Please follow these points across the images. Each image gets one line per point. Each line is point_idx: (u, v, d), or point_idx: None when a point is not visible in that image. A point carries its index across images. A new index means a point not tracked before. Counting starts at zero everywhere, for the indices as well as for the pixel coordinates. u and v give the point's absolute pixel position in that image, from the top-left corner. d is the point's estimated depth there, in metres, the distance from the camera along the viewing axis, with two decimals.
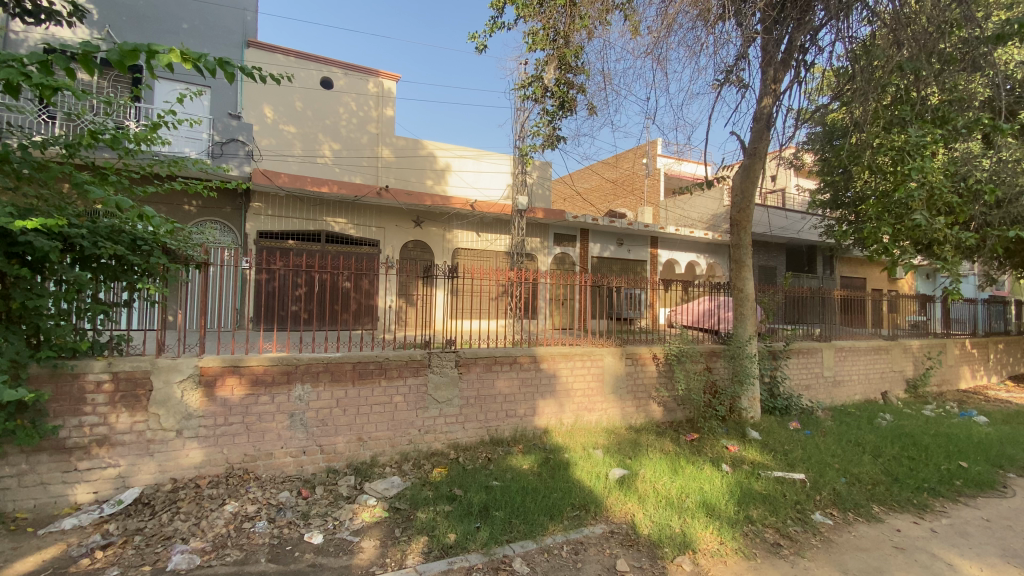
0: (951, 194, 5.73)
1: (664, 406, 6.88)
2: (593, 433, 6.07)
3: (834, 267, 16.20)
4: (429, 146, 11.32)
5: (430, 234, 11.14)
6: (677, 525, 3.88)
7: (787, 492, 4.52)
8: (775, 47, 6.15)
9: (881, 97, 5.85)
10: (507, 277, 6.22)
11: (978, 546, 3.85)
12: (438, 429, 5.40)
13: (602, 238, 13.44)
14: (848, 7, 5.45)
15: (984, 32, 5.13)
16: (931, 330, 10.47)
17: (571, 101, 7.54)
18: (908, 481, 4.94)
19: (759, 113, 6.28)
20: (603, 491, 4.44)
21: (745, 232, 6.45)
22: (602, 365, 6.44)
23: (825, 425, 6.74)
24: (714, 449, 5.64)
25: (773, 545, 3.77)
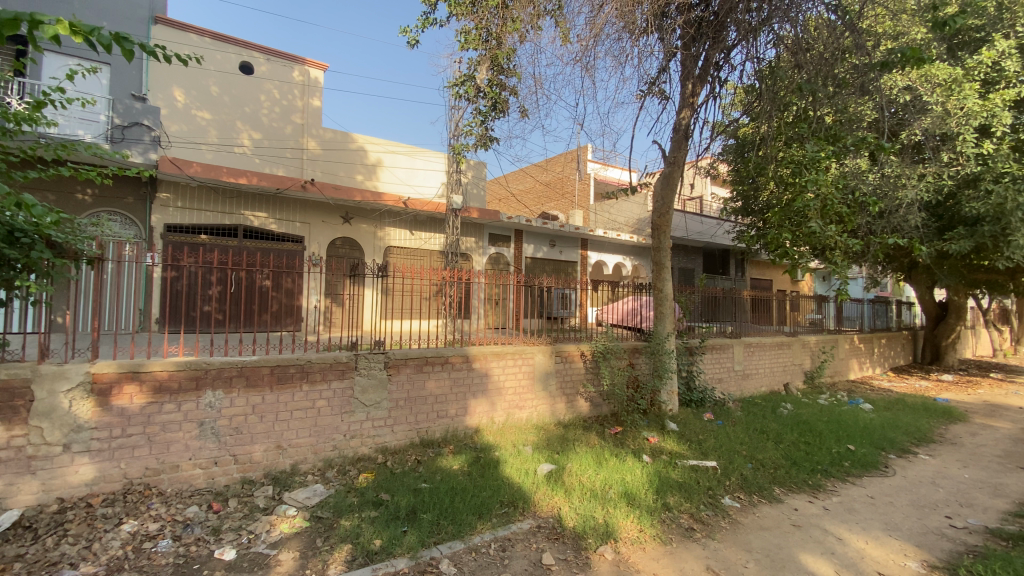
0: (841, 205, 6.37)
1: (592, 402, 7.11)
2: (523, 430, 6.14)
3: (745, 269, 17.58)
4: (358, 140, 10.94)
5: (360, 231, 10.77)
6: (600, 516, 4.02)
7: (701, 479, 4.83)
8: (693, 62, 6.56)
9: (785, 114, 6.41)
10: (440, 277, 6.17)
11: (863, 521, 4.32)
12: (365, 434, 5.24)
13: (535, 239, 13.65)
14: (755, 30, 5.91)
15: (871, 60, 5.75)
16: (826, 327, 11.62)
17: (503, 103, 7.57)
18: (805, 464, 5.45)
19: (678, 124, 6.66)
20: (531, 486, 4.52)
21: (666, 236, 6.81)
22: (533, 363, 6.55)
23: (734, 416, 7.28)
24: (636, 441, 5.91)
25: (687, 530, 4.02)
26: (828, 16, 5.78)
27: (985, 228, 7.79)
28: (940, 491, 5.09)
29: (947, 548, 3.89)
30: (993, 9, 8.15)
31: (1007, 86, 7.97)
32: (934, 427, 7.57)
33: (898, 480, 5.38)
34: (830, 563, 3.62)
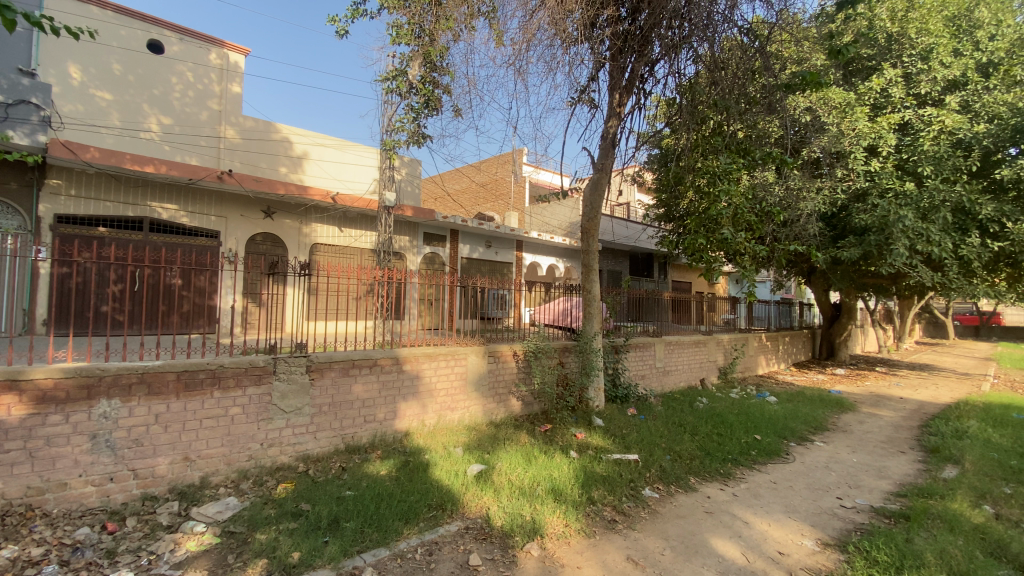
0: (751, 214, 6.88)
1: (523, 401, 7.20)
2: (454, 431, 6.10)
3: (668, 272, 18.61)
4: (283, 130, 10.37)
5: (284, 226, 10.22)
6: (528, 513, 4.08)
7: (624, 472, 5.04)
8: (620, 73, 6.86)
9: (702, 128, 6.86)
10: (371, 276, 6.00)
11: (767, 505, 4.71)
12: (284, 441, 4.98)
13: (470, 239, 13.62)
14: (677, 47, 6.28)
15: (777, 81, 6.26)
16: (738, 326, 12.55)
17: (436, 100, 7.50)
18: (717, 454, 5.84)
19: (606, 132, 6.93)
20: (460, 488, 4.50)
21: (594, 239, 7.05)
22: (465, 364, 6.51)
23: (656, 410, 7.67)
24: (564, 437, 6.06)
25: (610, 522, 4.18)
26: (741, 38, 6.25)
27: (871, 237, 8.73)
28: (832, 474, 5.66)
29: (838, 526, 4.32)
30: (884, 40, 9.21)
31: (892, 110, 8.99)
32: (829, 417, 8.40)
33: (798, 465, 5.92)
34: (738, 545, 3.90)
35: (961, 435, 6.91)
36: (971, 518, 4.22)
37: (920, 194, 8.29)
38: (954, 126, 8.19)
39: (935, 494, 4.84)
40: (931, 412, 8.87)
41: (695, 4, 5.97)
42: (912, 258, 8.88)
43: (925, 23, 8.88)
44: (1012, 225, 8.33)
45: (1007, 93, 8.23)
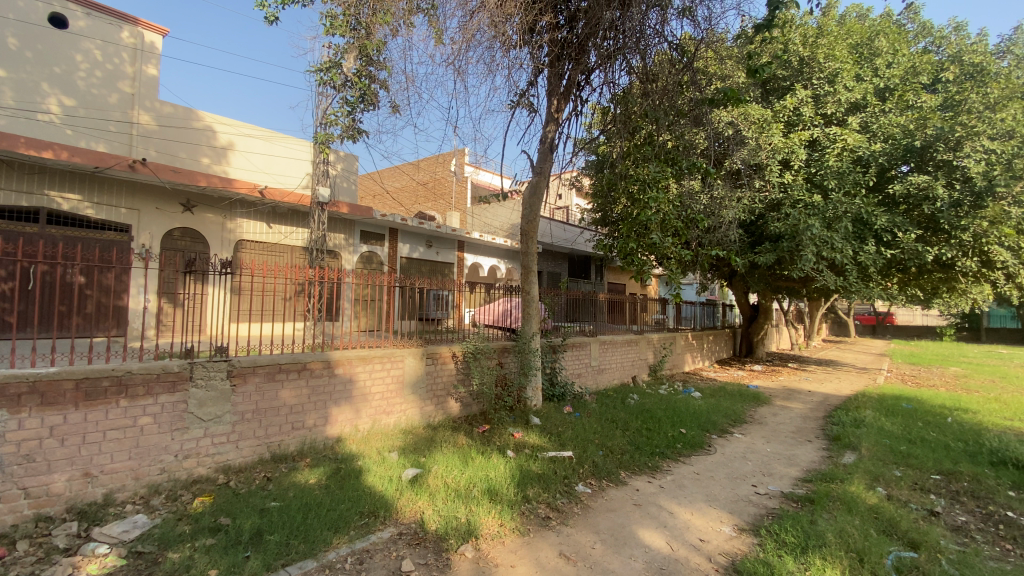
0: (677, 220, 7.28)
1: (461, 402, 7.16)
2: (389, 436, 5.96)
3: (604, 274, 19.27)
4: (205, 119, 9.70)
5: (205, 222, 9.56)
6: (463, 515, 4.07)
7: (558, 469, 5.15)
8: (558, 80, 7.02)
9: (634, 137, 7.15)
10: (303, 276, 5.75)
11: (690, 495, 4.99)
12: (202, 452, 4.66)
13: (410, 239, 13.39)
14: (611, 59, 6.54)
15: (702, 95, 6.66)
16: (667, 326, 13.22)
17: (372, 95, 7.37)
18: (646, 448, 6.11)
19: (544, 137, 7.07)
20: (394, 493, 4.41)
21: (533, 241, 7.15)
22: (402, 367, 6.39)
23: (590, 408, 7.90)
24: (501, 438, 6.09)
25: (544, 519, 4.27)
26: (670, 53, 6.60)
27: (784, 244, 9.47)
28: (749, 463, 6.09)
29: (752, 512, 4.66)
30: (796, 63, 10.04)
31: (803, 127, 9.80)
32: (747, 410, 9.04)
33: (719, 456, 6.31)
34: (663, 535, 4.11)
35: (859, 424, 7.66)
36: (865, 499, 4.70)
37: (825, 205, 9.13)
38: (854, 144, 9.07)
39: (836, 478, 5.34)
40: (834, 404, 9.76)
41: (628, 17, 6.25)
42: (818, 264, 9.72)
43: (831, 49, 9.75)
44: (901, 235, 9.34)
45: (898, 117, 9.21)
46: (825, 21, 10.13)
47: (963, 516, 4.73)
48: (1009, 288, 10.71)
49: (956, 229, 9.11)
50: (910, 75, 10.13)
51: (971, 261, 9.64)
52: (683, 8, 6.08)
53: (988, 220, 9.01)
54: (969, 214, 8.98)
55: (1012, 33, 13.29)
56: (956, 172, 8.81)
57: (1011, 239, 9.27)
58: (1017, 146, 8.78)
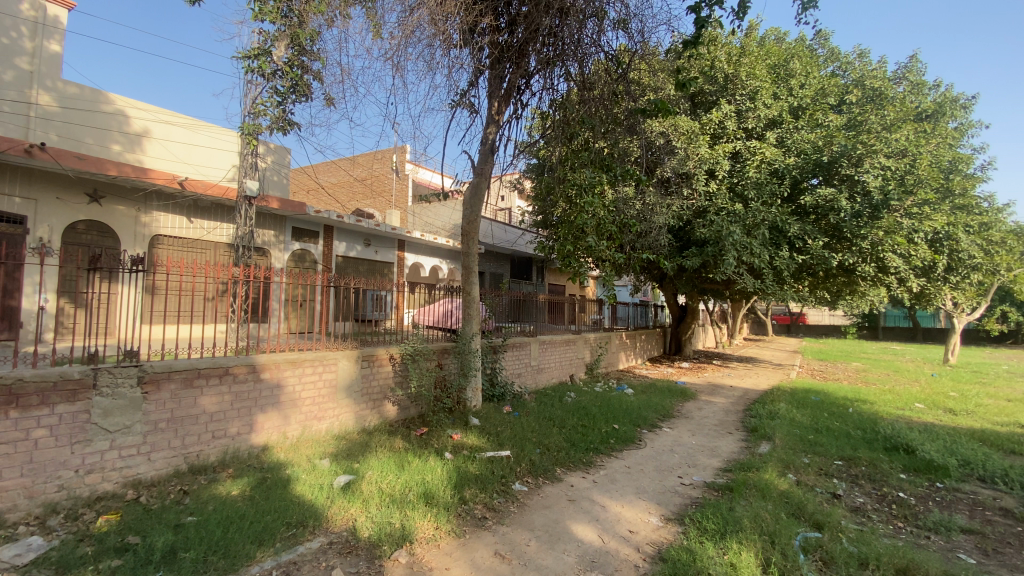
0: (611, 224, 7.56)
1: (399, 405, 7.01)
2: (321, 442, 5.73)
3: (544, 275, 19.62)
4: (116, 102, 8.89)
5: (115, 215, 8.76)
6: (397, 520, 4.00)
7: (496, 469, 5.18)
8: (499, 83, 7.08)
9: (572, 143, 7.35)
10: (228, 274, 5.42)
11: (621, 488, 5.19)
12: (108, 467, 4.28)
13: (346, 237, 12.96)
14: (550, 65, 6.68)
15: (636, 106, 6.96)
16: (603, 325, 13.70)
17: (305, 85, 7.08)
18: (581, 445, 6.28)
19: (485, 138, 7.09)
20: (325, 502, 4.25)
21: (474, 242, 7.15)
22: (336, 370, 6.17)
23: (529, 407, 8.00)
24: (439, 440, 6.03)
25: (480, 519, 4.28)
26: (608, 63, 6.78)
27: (709, 249, 10.09)
28: (675, 456, 6.43)
29: (678, 502, 4.92)
30: (721, 80, 10.72)
31: (727, 140, 10.45)
32: (675, 405, 9.52)
33: (649, 450, 6.61)
34: (595, 528, 4.25)
35: (773, 416, 8.29)
36: (777, 485, 5.09)
37: (745, 213, 9.80)
38: (771, 157, 9.80)
39: (752, 467, 5.74)
40: (752, 398, 10.51)
41: (566, 25, 6.41)
42: (739, 268, 10.43)
43: (752, 68, 10.49)
44: (810, 242, 10.21)
45: (809, 133, 10.05)
46: (747, 42, 10.87)
47: (861, 498, 5.25)
48: (901, 291, 11.97)
49: (857, 237, 10.07)
50: (820, 96, 11.07)
51: (869, 266, 10.67)
52: (619, 20, 6.30)
53: (883, 230, 10.01)
54: (868, 224, 9.95)
55: (906, 62, 14.87)
56: (857, 186, 9.73)
57: (902, 247, 10.35)
58: (908, 164, 9.81)
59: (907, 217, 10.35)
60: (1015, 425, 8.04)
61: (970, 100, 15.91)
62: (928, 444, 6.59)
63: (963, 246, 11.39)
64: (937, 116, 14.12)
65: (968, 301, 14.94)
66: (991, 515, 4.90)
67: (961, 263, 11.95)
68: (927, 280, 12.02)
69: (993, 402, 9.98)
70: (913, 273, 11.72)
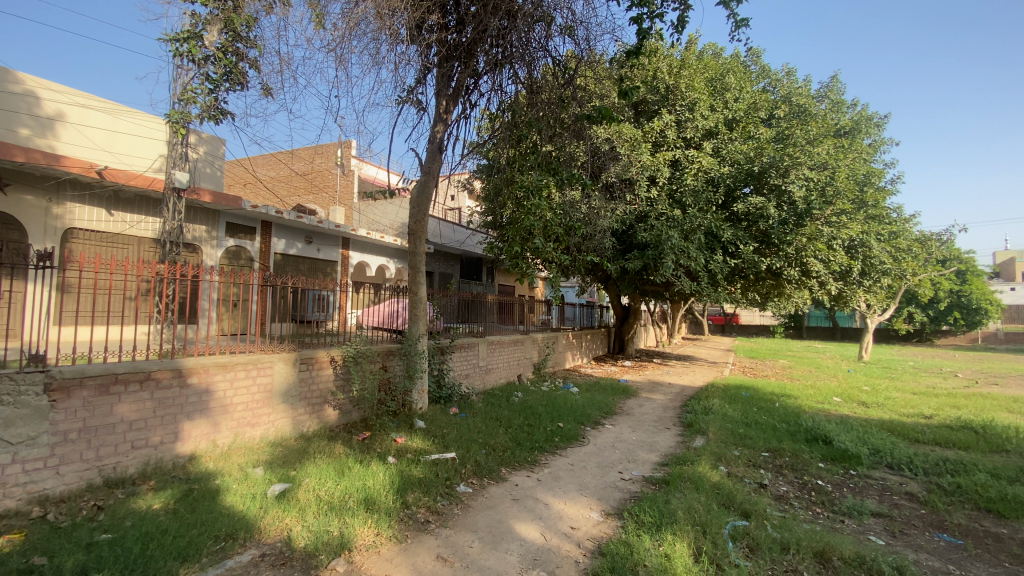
0: (557, 227, 7.69)
1: (340, 409, 6.78)
2: (255, 450, 5.45)
3: (493, 276, 19.67)
4: (25, 81, 8.08)
5: (22, 205, 7.94)
6: (335, 528, 3.88)
7: (440, 472, 5.13)
8: (447, 82, 7.02)
9: (520, 145, 7.49)
10: (153, 271, 5.03)
11: (565, 486, 5.29)
12: (8, 483, 3.90)
13: (286, 233, 12.42)
14: (499, 66, 6.71)
15: (581, 111, 7.13)
16: (550, 325, 13.92)
17: (240, 74, 6.71)
18: (527, 444, 6.34)
19: (433, 136, 7.02)
20: (258, 512, 4.06)
21: (421, 242, 7.05)
22: (271, 374, 5.89)
23: (476, 407, 7.99)
24: (382, 444, 5.89)
25: (423, 523, 4.23)
26: (554, 68, 6.89)
27: (650, 252, 10.47)
28: (617, 452, 6.63)
29: (618, 496, 5.08)
30: (663, 90, 11.17)
31: (668, 148, 10.91)
32: (618, 403, 9.82)
33: (592, 447, 6.77)
34: (538, 526, 4.31)
35: (708, 411, 8.73)
36: (710, 477, 5.36)
37: (683, 219, 10.25)
38: (707, 166, 10.33)
39: (687, 461, 6.02)
40: (689, 394, 11.02)
41: (514, 27, 6.47)
42: (678, 271, 10.90)
43: (691, 80, 11.00)
44: (742, 247, 10.84)
45: (742, 145, 10.66)
46: (687, 55, 11.40)
47: (784, 486, 5.63)
48: (822, 294, 12.94)
49: (783, 243, 10.78)
50: (752, 110, 11.76)
51: (794, 271, 11.43)
52: (566, 26, 6.42)
53: (806, 236, 10.78)
54: (793, 231, 10.68)
55: (828, 82, 16.10)
56: (784, 196, 10.43)
57: (822, 253, 11.18)
58: (828, 176, 10.61)
59: (827, 225, 11.21)
60: (917, 416, 8.90)
61: (882, 119, 17.42)
62: (844, 435, 7.16)
63: (875, 253, 12.46)
64: (854, 133, 15.37)
65: (880, 303, 16.35)
66: (898, 499, 5.39)
67: (873, 268, 13.05)
68: (844, 283, 13.05)
69: (899, 395, 11.00)
70: (833, 277, 12.69)
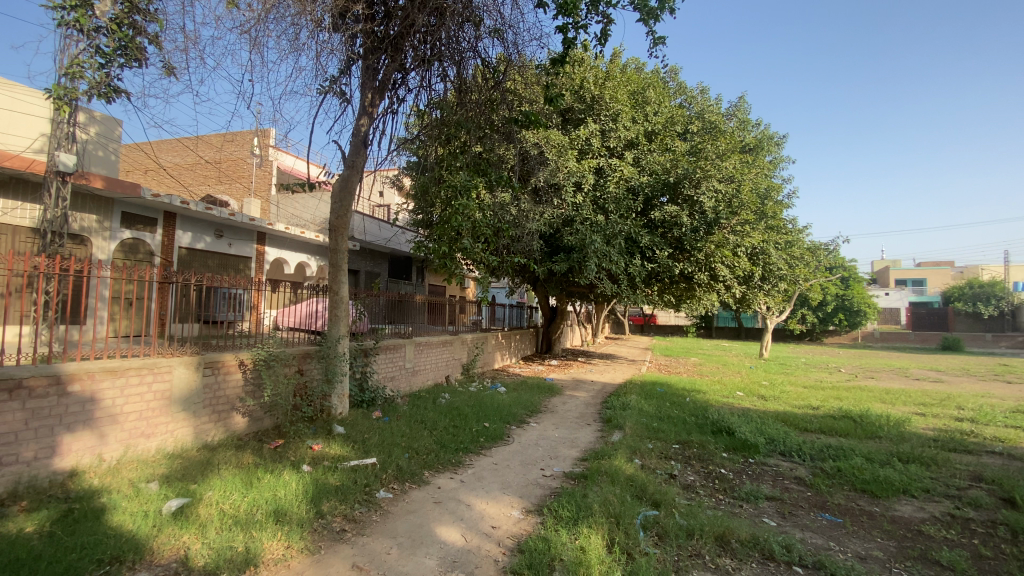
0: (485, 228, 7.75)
1: (250, 416, 6.35)
2: (149, 464, 4.98)
3: (423, 276, 19.44)
4: None
5: None
6: (240, 543, 3.64)
7: (358, 478, 4.98)
8: (372, 74, 6.84)
9: (448, 145, 7.54)
10: (27, 266, 4.44)
11: (488, 486, 5.34)
12: None
13: (193, 226, 11.46)
14: (428, 63, 6.62)
15: (510, 115, 7.22)
16: (480, 326, 13.98)
17: (137, 49, 6.11)
18: (451, 446, 6.32)
19: (357, 129, 6.80)
20: (150, 531, 3.72)
21: (343, 239, 6.79)
22: (171, 379, 5.40)
23: (400, 410, 7.83)
24: (297, 452, 5.61)
25: (338, 532, 4.08)
26: (484, 69, 6.89)
27: (575, 255, 10.81)
28: (540, 449, 6.79)
29: (539, 493, 5.20)
30: (588, 99, 11.62)
31: (593, 156, 11.34)
32: (543, 401, 10.05)
33: (516, 446, 6.88)
34: (459, 528, 4.31)
35: (626, 407, 9.18)
36: (625, 470, 5.64)
37: (606, 225, 10.69)
38: (628, 175, 10.88)
39: (605, 455, 6.30)
40: (610, 391, 11.51)
41: (443, 24, 6.44)
42: (601, 273, 11.36)
43: (615, 92, 11.53)
44: (658, 253, 11.53)
45: (660, 156, 11.32)
46: (611, 67, 11.93)
47: (691, 476, 6.05)
48: (728, 297, 14.07)
49: (695, 249, 11.61)
50: (669, 123, 12.50)
51: (703, 274, 12.40)
52: (494, 28, 6.48)
53: (714, 244, 11.71)
54: (703, 238, 11.53)
55: (736, 102, 17.49)
56: (696, 206, 11.21)
57: (728, 259, 12.16)
58: (734, 189, 11.45)
59: (733, 233, 12.21)
60: (806, 407, 9.93)
61: (781, 139, 19.25)
62: (744, 426, 7.82)
63: (773, 260, 13.73)
64: (757, 150, 16.82)
65: (778, 305, 18.03)
66: (788, 483, 5.98)
67: (772, 273, 14.37)
68: (747, 287, 14.27)
69: (792, 389, 12.19)
70: (737, 281, 13.84)
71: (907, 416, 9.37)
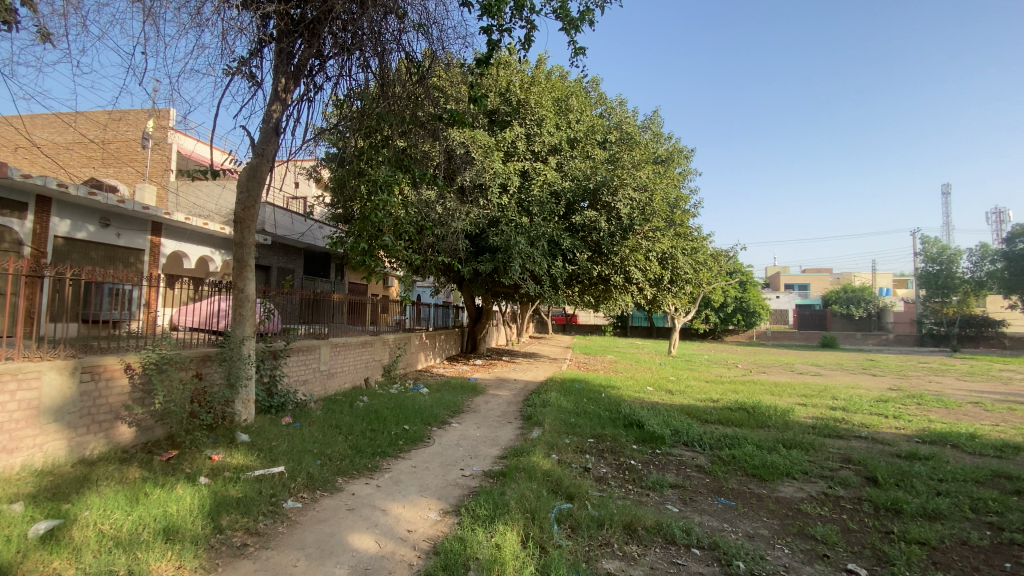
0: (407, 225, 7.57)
1: (138, 426, 5.76)
2: (11, 483, 4.35)
3: (342, 273, 18.69)
4: None
5: None
6: (122, 565, 3.31)
7: (264, 488, 4.70)
8: (287, 58, 6.49)
9: (370, 138, 7.28)
10: None
11: (405, 489, 5.26)
12: None
13: (72, 213, 10.16)
14: (348, 51, 6.37)
15: (434, 112, 7.12)
16: (402, 326, 13.67)
17: (5, 10, 5.32)
18: (367, 450, 6.14)
19: (268, 116, 6.42)
20: (9, 559, 3.26)
21: (250, 232, 6.37)
22: (40, 387, 4.78)
23: (313, 415, 7.46)
24: (193, 463, 5.18)
25: (239, 547, 3.83)
26: (407, 63, 6.74)
27: (499, 256, 10.92)
28: (460, 449, 6.79)
29: (457, 493, 5.21)
30: (514, 104, 11.84)
31: (518, 159, 11.55)
32: (466, 401, 10.04)
33: (435, 447, 6.83)
34: (373, 534, 4.21)
35: (546, 404, 9.43)
36: (542, 466, 5.81)
37: (530, 226, 10.90)
38: (551, 178, 11.19)
39: (523, 452, 6.44)
40: (531, 390, 11.76)
41: (365, 14, 6.19)
42: (524, 273, 11.58)
43: (539, 98, 11.83)
44: (578, 255, 11.95)
45: (581, 163, 11.76)
46: (536, 73, 12.19)
47: (604, 469, 6.35)
48: (641, 298, 14.92)
49: (612, 253, 12.18)
50: (591, 132, 13.00)
51: (619, 276, 13.05)
52: (418, 23, 6.37)
53: (629, 248, 12.37)
54: (620, 242, 12.12)
55: (651, 115, 18.55)
56: (613, 212, 11.76)
57: (641, 262, 12.89)
58: (648, 197, 12.14)
59: (646, 238, 12.97)
60: (708, 400, 10.79)
61: (690, 152, 20.70)
62: (652, 419, 8.34)
63: (681, 264, 14.74)
64: (669, 161, 17.96)
65: (685, 305, 19.38)
66: (690, 471, 6.48)
67: (680, 277, 15.43)
68: (658, 289, 15.21)
69: (696, 384, 13.18)
70: (649, 283, 14.71)
71: (793, 407, 10.48)
